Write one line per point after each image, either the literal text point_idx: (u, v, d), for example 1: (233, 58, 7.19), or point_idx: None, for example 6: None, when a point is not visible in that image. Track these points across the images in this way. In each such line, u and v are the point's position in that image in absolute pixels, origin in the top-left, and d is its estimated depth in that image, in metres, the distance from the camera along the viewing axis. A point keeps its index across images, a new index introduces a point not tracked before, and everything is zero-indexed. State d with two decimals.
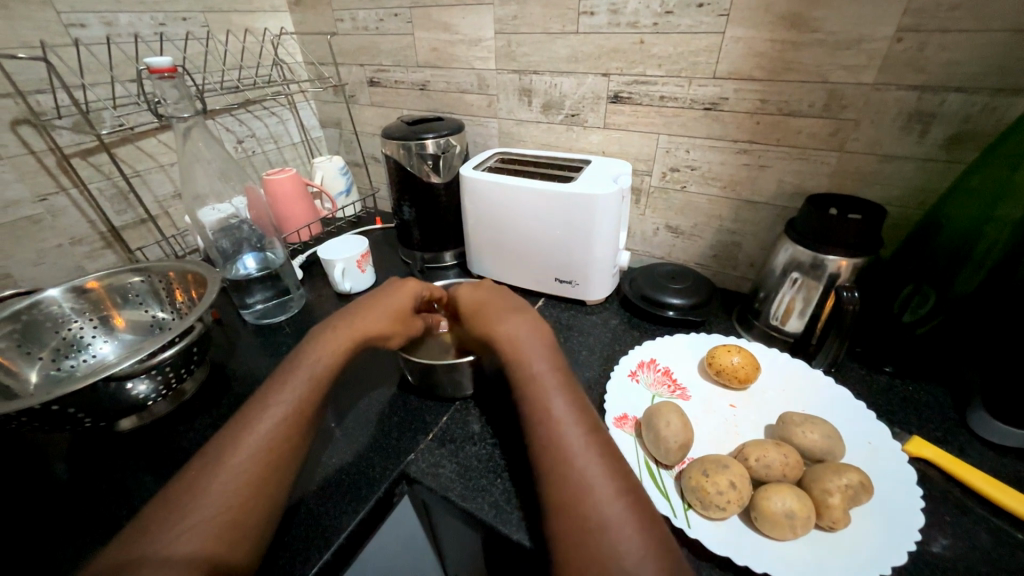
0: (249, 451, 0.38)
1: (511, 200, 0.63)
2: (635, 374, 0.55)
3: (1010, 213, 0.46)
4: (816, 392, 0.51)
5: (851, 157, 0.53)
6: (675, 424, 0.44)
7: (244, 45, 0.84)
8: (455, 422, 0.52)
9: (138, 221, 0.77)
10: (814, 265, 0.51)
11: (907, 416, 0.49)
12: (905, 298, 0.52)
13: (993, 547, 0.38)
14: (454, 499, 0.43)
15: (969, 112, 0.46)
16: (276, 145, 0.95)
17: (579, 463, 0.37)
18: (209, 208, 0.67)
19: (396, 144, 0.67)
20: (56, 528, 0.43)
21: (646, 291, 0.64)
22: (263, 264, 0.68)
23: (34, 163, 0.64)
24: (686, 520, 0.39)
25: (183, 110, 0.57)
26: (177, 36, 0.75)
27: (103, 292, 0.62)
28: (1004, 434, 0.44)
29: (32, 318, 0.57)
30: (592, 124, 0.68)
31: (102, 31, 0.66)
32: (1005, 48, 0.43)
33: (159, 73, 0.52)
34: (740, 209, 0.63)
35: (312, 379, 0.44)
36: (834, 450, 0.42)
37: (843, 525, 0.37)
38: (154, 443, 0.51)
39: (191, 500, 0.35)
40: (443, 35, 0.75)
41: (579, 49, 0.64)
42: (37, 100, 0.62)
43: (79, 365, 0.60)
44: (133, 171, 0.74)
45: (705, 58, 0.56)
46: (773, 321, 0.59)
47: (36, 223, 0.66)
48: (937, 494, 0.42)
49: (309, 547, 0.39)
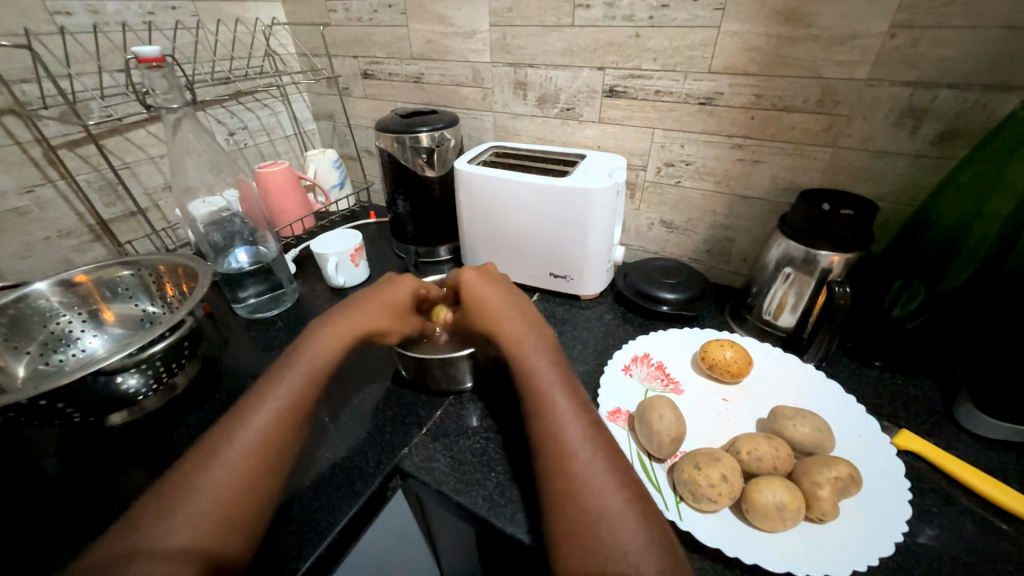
0: (243, 446, 0.38)
1: (506, 195, 0.62)
2: (628, 368, 0.55)
3: (997, 210, 0.46)
4: (807, 386, 0.52)
5: (845, 152, 0.54)
6: (668, 418, 0.44)
7: (235, 35, 0.83)
8: (449, 416, 0.51)
9: (128, 214, 0.76)
10: (806, 261, 0.51)
11: (896, 410, 0.50)
12: (895, 293, 0.53)
13: (979, 538, 0.38)
14: (448, 493, 0.43)
15: (961, 109, 0.47)
16: (268, 138, 0.94)
17: (578, 457, 0.37)
18: (199, 200, 0.66)
19: (390, 137, 0.66)
20: (45, 523, 0.43)
21: (640, 286, 0.64)
22: (255, 257, 0.68)
23: (20, 154, 0.62)
24: (678, 513, 0.39)
25: (171, 101, 0.57)
26: (166, 25, 0.74)
27: (92, 285, 0.61)
28: (990, 427, 0.45)
29: (20, 311, 0.56)
30: (587, 118, 0.68)
31: (89, 20, 0.65)
32: (996, 44, 0.43)
33: (147, 62, 0.51)
34: (734, 205, 0.64)
35: (308, 373, 0.43)
36: (825, 443, 0.43)
37: (832, 517, 0.37)
38: (144, 438, 0.50)
39: (182, 495, 0.35)
40: (437, 27, 0.74)
41: (575, 42, 0.63)
42: (22, 90, 0.61)
43: (68, 359, 0.59)
44: (122, 162, 0.73)
45: (701, 52, 0.56)
46: (766, 316, 0.59)
47: (23, 216, 0.65)
48: (925, 486, 0.42)
49: (302, 541, 0.39)
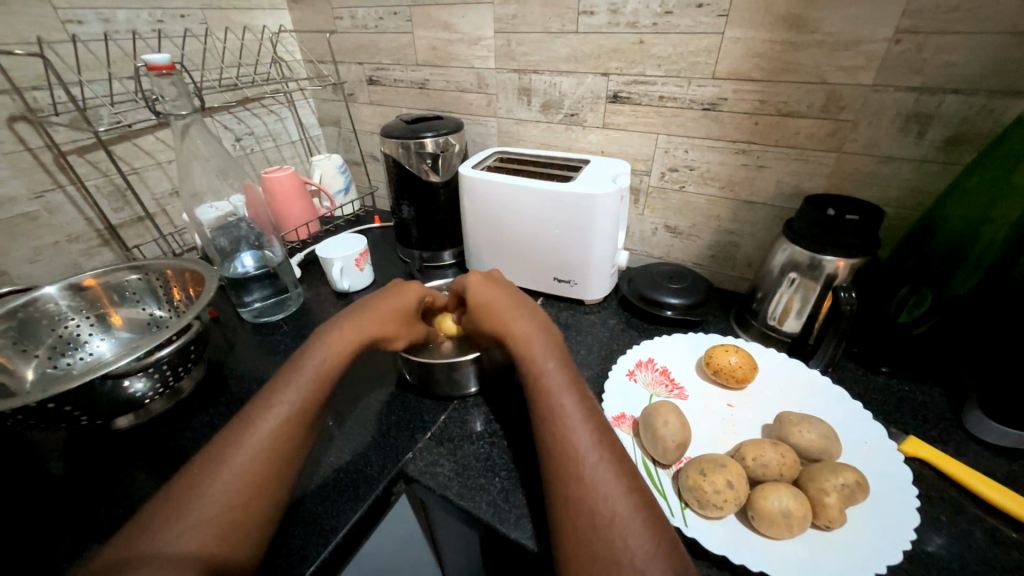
0: (251, 450, 0.38)
1: (510, 200, 0.62)
2: (633, 373, 0.55)
3: (1006, 214, 0.46)
4: (813, 392, 0.51)
5: (850, 158, 0.54)
6: (673, 424, 0.44)
7: (242, 42, 0.84)
8: (454, 421, 0.52)
9: (135, 219, 0.77)
10: (812, 266, 0.51)
11: (903, 416, 0.49)
12: (902, 299, 0.53)
13: (989, 547, 0.38)
14: (453, 498, 0.43)
15: (966, 115, 0.47)
16: (274, 143, 0.95)
17: (587, 461, 0.37)
18: (206, 206, 0.67)
19: (395, 143, 0.66)
20: (52, 526, 0.43)
21: (644, 291, 0.64)
22: (261, 261, 0.68)
23: (31, 160, 0.63)
24: (683, 519, 0.39)
25: (180, 107, 0.57)
26: (175, 33, 0.75)
27: (100, 289, 0.62)
28: (1000, 434, 0.44)
29: (29, 315, 0.57)
30: (591, 123, 0.68)
31: (100, 28, 0.66)
32: (1002, 49, 0.43)
33: (157, 69, 0.52)
34: (739, 210, 0.64)
35: (316, 377, 0.44)
36: (831, 450, 0.42)
37: (839, 524, 0.37)
38: (150, 441, 0.51)
39: (191, 499, 0.35)
40: (442, 34, 0.74)
41: (579, 48, 0.64)
42: (34, 97, 0.62)
43: (76, 362, 0.60)
44: (130, 168, 0.74)
45: (705, 58, 0.56)
46: (771, 321, 0.59)
47: (33, 220, 0.66)
48: (933, 494, 0.42)
49: (307, 545, 0.39)
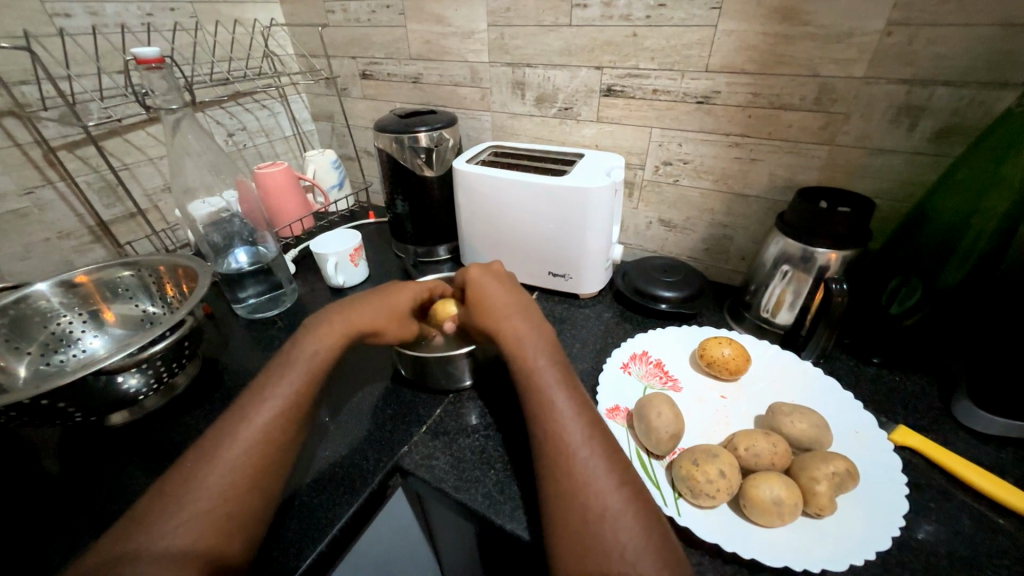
0: (246, 444, 0.38)
1: (505, 195, 0.63)
2: (627, 366, 0.55)
3: (995, 206, 0.46)
4: (805, 382, 0.52)
5: (842, 150, 0.54)
6: (666, 415, 0.44)
7: (233, 36, 0.84)
8: (449, 414, 0.52)
9: (127, 215, 0.77)
10: (804, 259, 0.52)
11: (894, 405, 0.50)
12: (893, 290, 0.53)
13: (976, 532, 0.39)
14: (448, 490, 0.44)
15: (958, 106, 0.47)
16: (267, 138, 0.95)
17: (579, 456, 0.37)
18: (199, 201, 0.66)
19: (389, 137, 0.66)
20: (46, 523, 0.43)
21: (638, 285, 0.64)
22: (255, 258, 0.68)
23: (20, 156, 0.63)
24: (676, 509, 0.40)
25: (171, 102, 0.56)
26: (165, 27, 0.74)
27: (93, 286, 0.61)
28: (988, 422, 0.45)
29: (20, 312, 0.56)
30: (585, 117, 0.68)
31: (88, 21, 0.65)
32: (993, 41, 0.43)
33: (146, 63, 0.51)
34: (732, 203, 0.64)
35: (307, 371, 0.44)
36: (822, 439, 0.43)
37: (829, 512, 0.38)
38: (145, 438, 0.51)
39: (183, 494, 0.35)
40: (435, 27, 0.74)
41: (572, 42, 0.64)
42: (22, 91, 0.61)
43: (69, 359, 0.60)
44: (122, 164, 0.74)
45: (697, 51, 0.56)
46: (764, 314, 0.59)
47: (23, 217, 0.65)
48: (922, 480, 0.42)
49: (303, 539, 0.40)
